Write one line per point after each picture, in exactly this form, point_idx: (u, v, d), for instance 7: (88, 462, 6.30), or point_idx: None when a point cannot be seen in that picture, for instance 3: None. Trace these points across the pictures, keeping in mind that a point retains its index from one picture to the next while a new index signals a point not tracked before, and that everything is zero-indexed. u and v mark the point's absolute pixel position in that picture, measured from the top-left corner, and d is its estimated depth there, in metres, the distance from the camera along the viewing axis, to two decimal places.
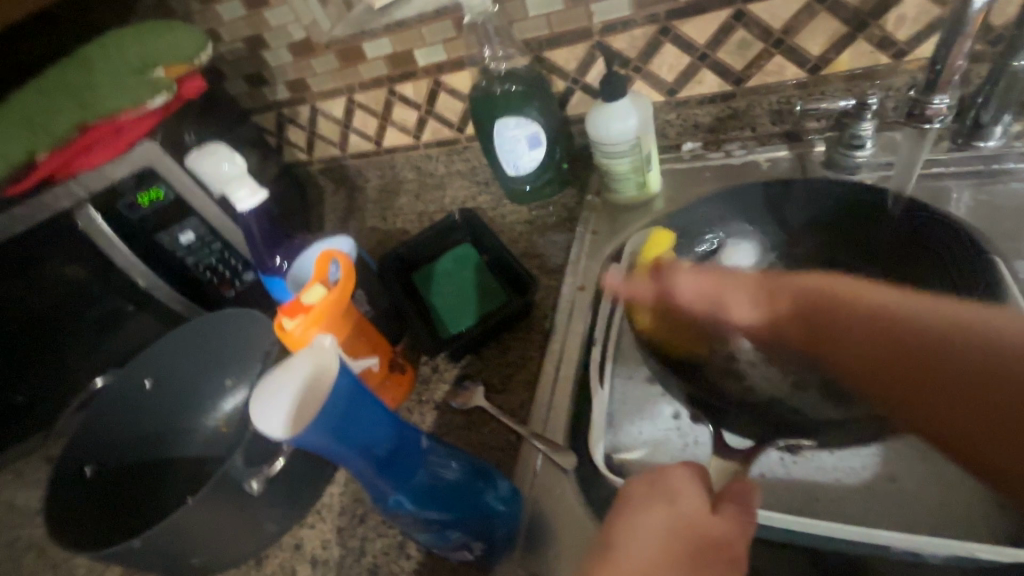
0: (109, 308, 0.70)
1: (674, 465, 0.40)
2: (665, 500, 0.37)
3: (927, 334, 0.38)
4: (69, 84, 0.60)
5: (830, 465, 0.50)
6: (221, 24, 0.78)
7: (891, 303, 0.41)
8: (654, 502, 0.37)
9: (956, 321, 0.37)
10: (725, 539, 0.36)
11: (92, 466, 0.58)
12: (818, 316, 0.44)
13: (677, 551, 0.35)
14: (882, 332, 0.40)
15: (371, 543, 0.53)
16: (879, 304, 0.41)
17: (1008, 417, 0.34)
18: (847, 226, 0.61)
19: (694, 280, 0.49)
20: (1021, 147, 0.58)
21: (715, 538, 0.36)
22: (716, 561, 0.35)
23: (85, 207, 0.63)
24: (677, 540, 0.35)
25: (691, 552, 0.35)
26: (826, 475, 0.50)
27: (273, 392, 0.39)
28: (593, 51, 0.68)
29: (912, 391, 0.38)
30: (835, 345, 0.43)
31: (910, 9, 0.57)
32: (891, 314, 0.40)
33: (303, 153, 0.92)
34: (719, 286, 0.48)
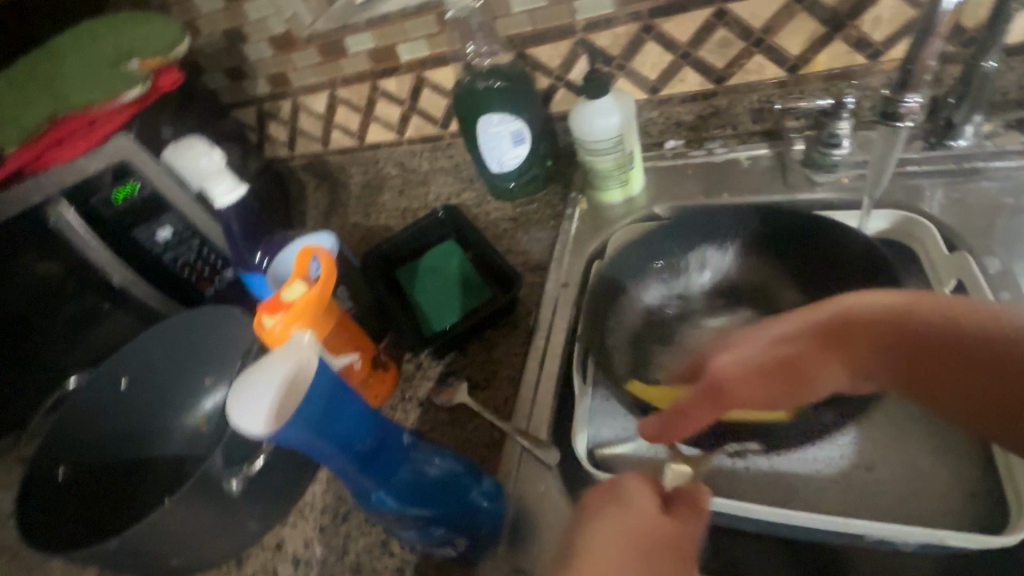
0: (83, 306, 0.69)
1: (624, 474, 0.40)
2: (616, 506, 0.38)
3: (957, 343, 0.35)
4: (40, 76, 0.59)
5: (810, 456, 0.51)
6: (199, 16, 0.77)
7: (895, 316, 0.38)
8: (603, 509, 0.38)
9: (923, 316, 0.37)
10: (676, 540, 0.36)
11: (66, 467, 0.57)
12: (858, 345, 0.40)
13: (627, 549, 0.35)
14: (924, 346, 0.37)
15: (354, 541, 0.52)
16: (868, 318, 0.39)
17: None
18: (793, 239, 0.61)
19: (732, 349, 0.43)
20: (989, 147, 0.60)
21: (668, 536, 0.36)
22: (667, 562, 0.35)
23: (57, 202, 0.61)
24: (633, 541, 0.35)
25: (644, 552, 0.35)
26: (805, 466, 0.50)
27: (250, 389, 0.39)
28: (577, 48, 0.68)
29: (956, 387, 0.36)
30: (921, 376, 0.38)
31: (885, 11, 0.58)
32: (903, 330, 0.38)
33: (284, 149, 0.91)
34: (774, 348, 0.42)
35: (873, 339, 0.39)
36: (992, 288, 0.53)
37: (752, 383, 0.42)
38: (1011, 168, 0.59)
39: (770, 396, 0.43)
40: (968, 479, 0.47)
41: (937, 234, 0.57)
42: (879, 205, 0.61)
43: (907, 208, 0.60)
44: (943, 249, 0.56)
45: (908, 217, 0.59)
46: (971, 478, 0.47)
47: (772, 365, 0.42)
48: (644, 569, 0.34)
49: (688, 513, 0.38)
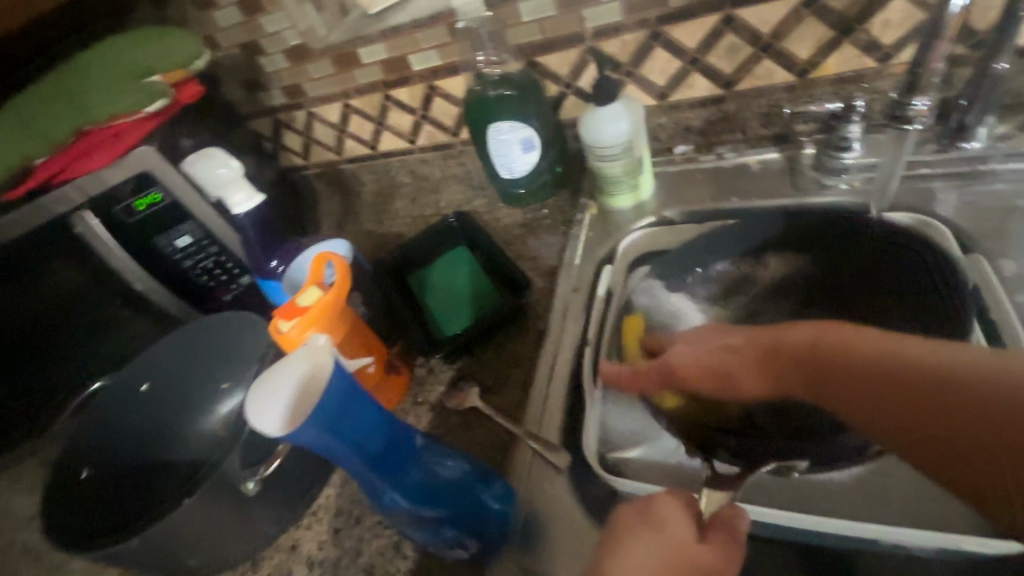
0: (105, 313, 0.71)
1: (659, 495, 0.40)
2: (653, 532, 0.38)
3: (907, 389, 0.34)
4: (69, 91, 0.61)
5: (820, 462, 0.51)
6: (218, 30, 0.79)
7: (870, 351, 0.37)
8: (640, 533, 0.38)
9: (879, 353, 0.36)
10: (715, 566, 0.37)
11: (88, 468, 0.59)
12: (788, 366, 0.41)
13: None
14: (882, 384, 0.35)
15: (367, 543, 0.53)
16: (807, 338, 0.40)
17: (973, 442, 0.30)
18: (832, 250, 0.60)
19: (690, 347, 0.47)
20: (1003, 149, 0.59)
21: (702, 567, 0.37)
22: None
23: (82, 212, 0.63)
24: (673, 567, 0.36)
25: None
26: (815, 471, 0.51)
27: (266, 390, 0.39)
28: (586, 55, 0.69)
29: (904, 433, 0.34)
30: (846, 400, 0.37)
31: (895, 14, 0.58)
32: (836, 357, 0.38)
33: (299, 158, 0.93)
34: (720, 352, 0.45)
35: (823, 368, 0.39)
36: (1009, 291, 0.53)
37: (697, 377, 0.46)
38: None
39: (716, 395, 0.47)
40: None
41: (950, 237, 0.57)
42: (890, 208, 0.61)
43: (918, 210, 0.60)
44: (957, 252, 0.56)
45: (920, 220, 0.59)
46: None
47: (718, 366, 0.45)
48: None
49: (723, 542, 0.39)
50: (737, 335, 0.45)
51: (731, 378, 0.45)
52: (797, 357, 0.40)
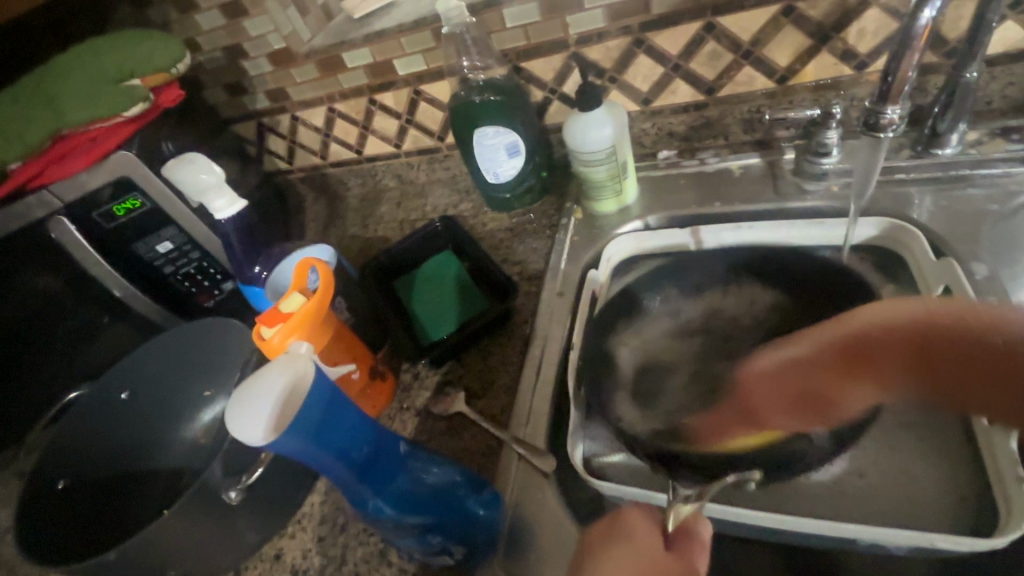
0: (83, 320, 0.69)
1: (626, 509, 0.40)
2: (623, 546, 0.37)
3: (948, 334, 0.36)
4: (44, 94, 0.60)
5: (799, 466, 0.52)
6: (200, 34, 0.78)
7: (908, 319, 0.38)
8: (611, 548, 0.37)
9: (916, 324, 0.37)
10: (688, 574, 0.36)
11: (65, 480, 0.57)
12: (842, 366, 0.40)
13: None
14: (940, 341, 0.36)
15: (353, 551, 0.52)
16: (852, 332, 0.40)
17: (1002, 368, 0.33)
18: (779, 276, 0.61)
19: (759, 371, 0.46)
20: (975, 155, 0.61)
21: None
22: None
23: (58, 217, 0.62)
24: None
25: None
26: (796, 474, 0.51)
27: (248, 399, 0.39)
28: (570, 61, 0.69)
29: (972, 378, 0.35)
30: (937, 371, 0.36)
31: (870, 23, 0.59)
32: (870, 337, 0.39)
33: (283, 162, 0.92)
34: (791, 372, 0.43)
35: (871, 359, 0.39)
36: (979, 293, 0.54)
37: (779, 402, 0.44)
38: (996, 176, 0.60)
39: (812, 417, 0.43)
40: (959, 483, 0.48)
41: (925, 241, 0.58)
42: (867, 212, 0.62)
43: (896, 215, 0.61)
44: (931, 255, 0.57)
45: (896, 224, 0.60)
46: (963, 482, 0.47)
47: (793, 378, 0.43)
48: None
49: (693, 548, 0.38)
50: (799, 347, 0.44)
51: (801, 394, 0.43)
52: (867, 343, 0.39)
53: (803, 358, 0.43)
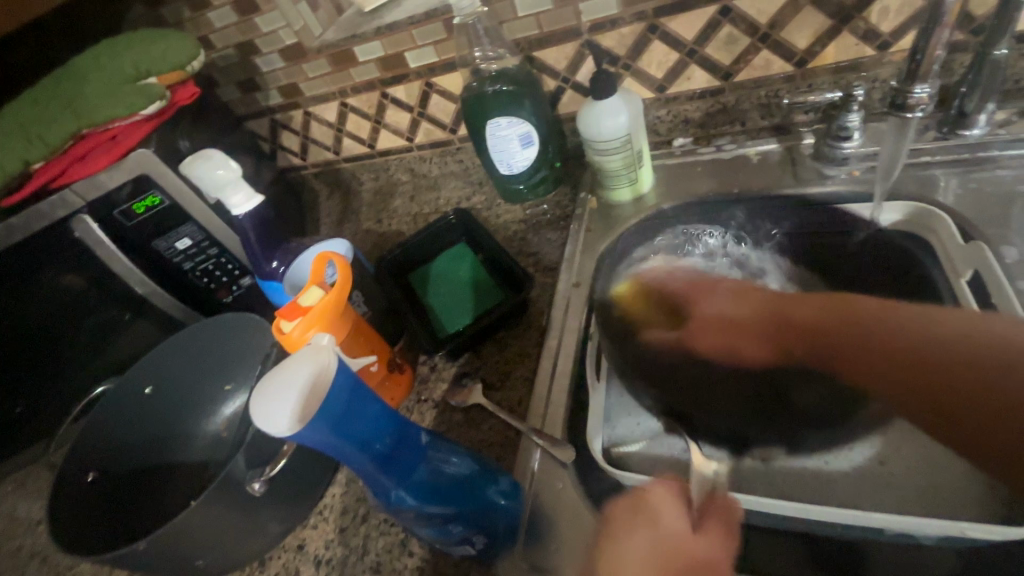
0: (106, 317, 0.71)
1: (655, 484, 0.41)
2: (653, 526, 0.38)
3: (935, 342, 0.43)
4: (63, 96, 0.61)
5: (822, 449, 0.51)
6: (212, 31, 0.79)
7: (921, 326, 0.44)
8: (639, 526, 0.38)
9: (923, 326, 0.44)
10: (714, 563, 0.37)
11: (94, 472, 0.58)
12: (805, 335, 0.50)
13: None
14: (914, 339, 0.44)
15: (374, 541, 0.53)
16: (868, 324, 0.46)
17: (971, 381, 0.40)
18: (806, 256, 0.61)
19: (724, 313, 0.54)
20: (1003, 136, 0.59)
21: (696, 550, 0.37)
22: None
23: (81, 216, 0.62)
24: (668, 562, 0.36)
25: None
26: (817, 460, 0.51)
27: (272, 391, 0.39)
28: (583, 49, 0.68)
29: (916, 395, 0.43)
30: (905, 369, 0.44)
31: (893, 1, 0.57)
32: (856, 325, 0.47)
33: (296, 158, 0.93)
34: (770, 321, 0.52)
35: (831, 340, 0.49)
36: (1010, 276, 0.52)
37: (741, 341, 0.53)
38: None
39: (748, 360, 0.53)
40: None
41: (952, 225, 0.57)
42: (890, 197, 0.61)
43: (921, 199, 0.59)
44: (958, 239, 0.56)
45: (922, 208, 0.59)
46: None
47: (743, 325, 0.53)
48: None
49: (720, 532, 0.39)
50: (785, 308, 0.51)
51: (746, 340, 0.53)
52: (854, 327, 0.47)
53: (754, 309, 0.53)
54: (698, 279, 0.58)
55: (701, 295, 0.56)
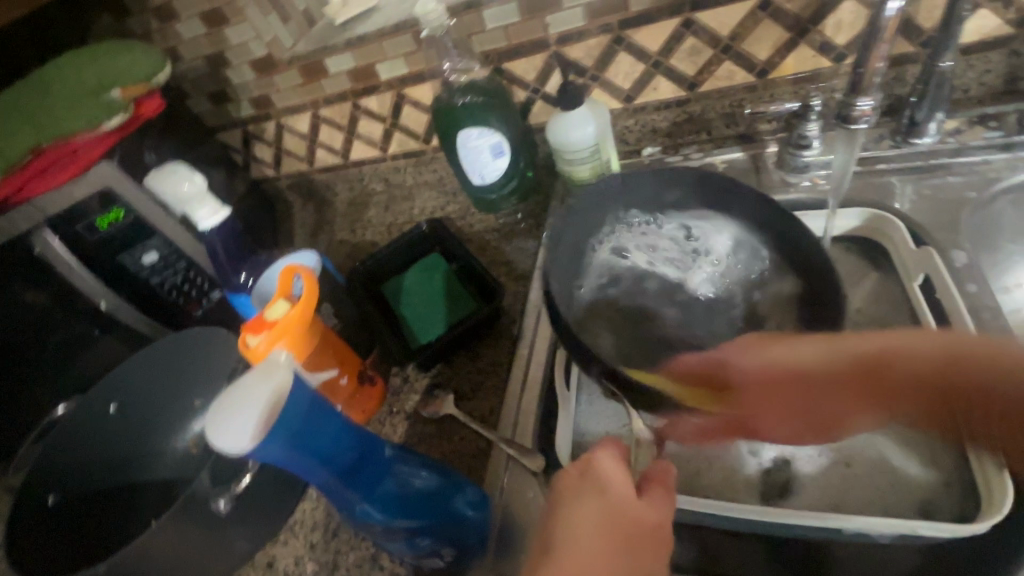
0: (73, 333, 0.70)
1: (599, 451, 0.40)
2: (597, 494, 0.38)
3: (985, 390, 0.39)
4: (23, 109, 0.59)
5: (788, 452, 0.52)
6: (181, 43, 0.78)
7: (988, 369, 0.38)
8: (585, 498, 0.38)
9: (945, 349, 0.40)
10: (658, 523, 0.37)
11: (55, 495, 0.57)
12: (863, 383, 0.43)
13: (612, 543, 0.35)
14: (973, 389, 0.39)
15: (344, 556, 0.53)
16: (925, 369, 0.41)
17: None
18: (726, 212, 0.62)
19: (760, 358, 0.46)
20: (953, 144, 0.61)
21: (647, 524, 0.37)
22: (653, 550, 0.36)
23: (42, 231, 0.61)
24: (611, 529, 0.36)
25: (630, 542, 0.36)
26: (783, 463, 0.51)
27: (229, 408, 0.39)
28: (551, 61, 0.69)
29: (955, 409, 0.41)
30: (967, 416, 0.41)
31: (846, 15, 0.59)
32: (907, 362, 0.41)
33: (270, 169, 0.93)
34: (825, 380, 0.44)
35: (899, 380, 0.42)
36: (960, 281, 0.54)
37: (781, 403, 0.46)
38: (976, 163, 0.60)
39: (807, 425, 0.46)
40: (944, 471, 0.48)
41: (906, 231, 0.59)
42: (848, 203, 0.62)
43: (878, 205, 0.61)
44: (910, 244, 0.58)
45: (878, 214, 0.60)
46: (950, 469, 0.48)
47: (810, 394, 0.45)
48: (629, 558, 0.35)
49: (661, 497, 0.39)
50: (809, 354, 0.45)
51: (838, 412, 0.45)
52: (903, 379, 0.42)
53: (826, 367, 0.44)
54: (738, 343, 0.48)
55: (733, 349, 0.48)
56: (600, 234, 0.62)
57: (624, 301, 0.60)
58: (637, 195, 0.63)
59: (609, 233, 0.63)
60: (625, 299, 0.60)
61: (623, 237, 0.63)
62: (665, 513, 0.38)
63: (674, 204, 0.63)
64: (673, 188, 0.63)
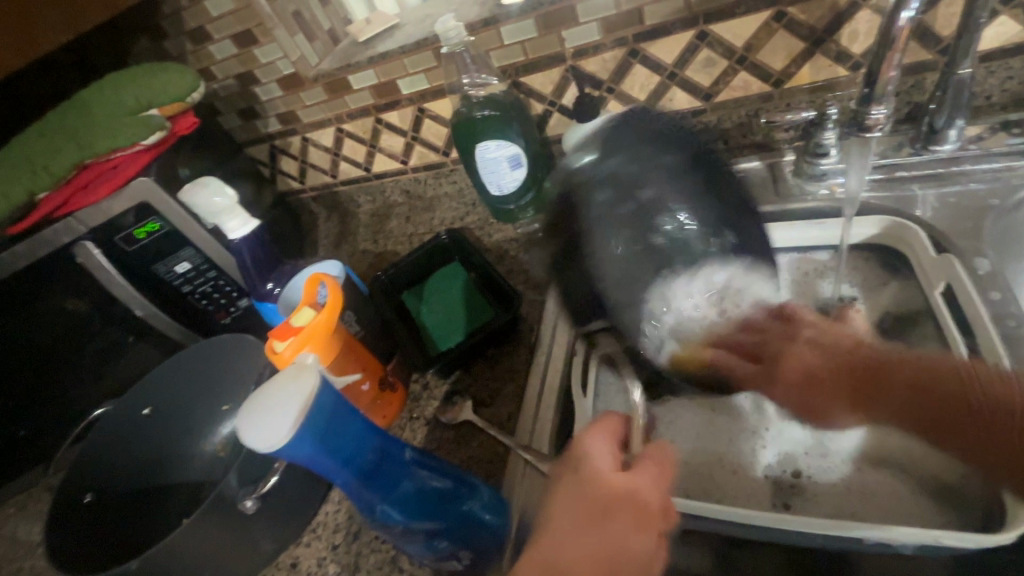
0: (110, 340, 0.73)
1: (589, 432, 0.44)
2: (573, 471, 0.41)
3: (953, 404, 0.44)
4: (68, 128, 0.63)
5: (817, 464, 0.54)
6: (213, 63, 0.82)
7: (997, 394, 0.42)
8: (564, 476, 0.42)
9: (933, 377, 0.45)
10: (636, 492, 0.39)
11: (90, 494, 0.59)
12: (855, 382, 0.49)
13: (583, 516, 0.38)
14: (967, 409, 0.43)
15: (365, 558, 0.54)
16: (915, 374, 0.46)
17: (990, 443, 0.42)
18: (710, 176, 0.55)
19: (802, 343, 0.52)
20: (974, 150, 0.60)
21: (624, 494, 0.39)
22: (627, 518, 0.38)
23: (84, 242, 0.64)
24: (580, 501, 0.39)
25: (600, 514, 0.38)
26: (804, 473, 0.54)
27: (255, 409, 0.40)
28: (567, 74, 0.71)
29: (940, 435, 0.45)
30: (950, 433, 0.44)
31: (862, 24, 0.60)
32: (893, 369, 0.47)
33: (295, 182, 0.96)
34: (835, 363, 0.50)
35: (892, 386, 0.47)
36: (982, 288, 0.54)
37: (798, 379, 0.51)
38: (999, 169, 0.59)
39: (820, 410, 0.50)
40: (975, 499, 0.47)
41: (926, 238, 0.58)
42: (867, 211, 0.62)
43: (899, 213, 0.61)
44: (930, 251, 0.57)
45: (896, 222, 0.60)
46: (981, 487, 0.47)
47: (821, 378, 0.50)
48: (592, 534, 0.37)
49: (652, 470, 0.41)
50: (829, 338, 0.52)
51: (823, 398, 0.50)
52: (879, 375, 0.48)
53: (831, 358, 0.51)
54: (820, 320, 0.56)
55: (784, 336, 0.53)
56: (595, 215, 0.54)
57: (617, 282, 0.53)
58: (635, 150, 0.54)
59: (607, 196, 0.53)
60: (615, 276, 0.53)
61: (616, 195, 0.53)
62: (644, 483, 0.40)
63: (671, 167, 0.54)
64: (672, 151, 0.54)
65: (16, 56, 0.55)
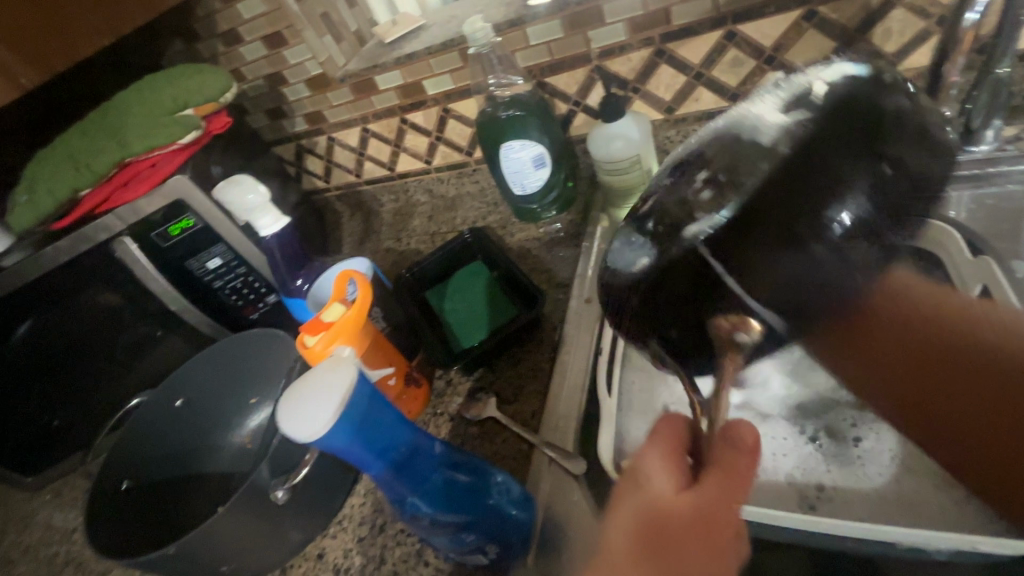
0: (142, 333, 0.75)
1: (648, 446, 0.39)
2: (633, 489, 0.38)
3: None
4: (110, 127, 0.66)
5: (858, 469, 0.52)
6: (244, 64, 0.84)
7: None
8: (623, 493, 0.38)
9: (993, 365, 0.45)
10: (706, 513, 0.35)
11: (129, 480, 0.62)
12: (852, 333, 0.50)
13: (643, 544, 0.35)
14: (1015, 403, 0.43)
15: (391, 551, 0.55)
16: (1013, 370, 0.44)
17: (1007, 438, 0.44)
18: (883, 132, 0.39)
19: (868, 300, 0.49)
20: (1012, 152, 0.58)
21: (688, 521, 0.35)
22: (693, 547, 0.35)
23: (123, 239, 0.67)
24: (644, 527, 0.36)
25: (662, 541, 0.35)
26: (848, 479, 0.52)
27: (295, 397, 0.41)
28: (593, 74, 0.71)
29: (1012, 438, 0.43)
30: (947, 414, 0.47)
31: (895, 23, 0.59)
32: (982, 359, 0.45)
33: (320, 181, 0.97)
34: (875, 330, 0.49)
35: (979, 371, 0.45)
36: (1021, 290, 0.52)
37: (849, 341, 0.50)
38: None
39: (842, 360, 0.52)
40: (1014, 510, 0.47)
41: (960, 238, 0.57)
42: None
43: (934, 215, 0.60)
44: (966, 252, 0.56)
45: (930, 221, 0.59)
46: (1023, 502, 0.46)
47: (856, 343, 0.50)
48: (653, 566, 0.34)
49: (721, 482, 0.36)
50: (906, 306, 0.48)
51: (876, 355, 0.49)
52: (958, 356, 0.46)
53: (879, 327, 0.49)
54: (895, 284, 0.49)
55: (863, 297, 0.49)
56: (783, 187, 0.37)
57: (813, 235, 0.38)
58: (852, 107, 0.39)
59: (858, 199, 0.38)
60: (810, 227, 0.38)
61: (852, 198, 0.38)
62: (714, 505, 0.35)
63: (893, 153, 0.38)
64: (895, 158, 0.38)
65: (61, 58, 0.58)
